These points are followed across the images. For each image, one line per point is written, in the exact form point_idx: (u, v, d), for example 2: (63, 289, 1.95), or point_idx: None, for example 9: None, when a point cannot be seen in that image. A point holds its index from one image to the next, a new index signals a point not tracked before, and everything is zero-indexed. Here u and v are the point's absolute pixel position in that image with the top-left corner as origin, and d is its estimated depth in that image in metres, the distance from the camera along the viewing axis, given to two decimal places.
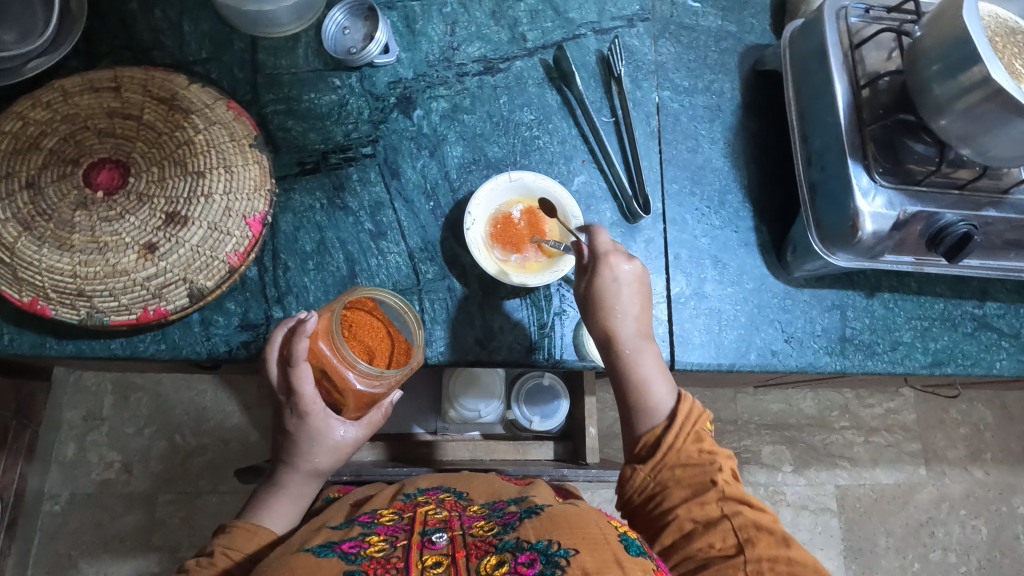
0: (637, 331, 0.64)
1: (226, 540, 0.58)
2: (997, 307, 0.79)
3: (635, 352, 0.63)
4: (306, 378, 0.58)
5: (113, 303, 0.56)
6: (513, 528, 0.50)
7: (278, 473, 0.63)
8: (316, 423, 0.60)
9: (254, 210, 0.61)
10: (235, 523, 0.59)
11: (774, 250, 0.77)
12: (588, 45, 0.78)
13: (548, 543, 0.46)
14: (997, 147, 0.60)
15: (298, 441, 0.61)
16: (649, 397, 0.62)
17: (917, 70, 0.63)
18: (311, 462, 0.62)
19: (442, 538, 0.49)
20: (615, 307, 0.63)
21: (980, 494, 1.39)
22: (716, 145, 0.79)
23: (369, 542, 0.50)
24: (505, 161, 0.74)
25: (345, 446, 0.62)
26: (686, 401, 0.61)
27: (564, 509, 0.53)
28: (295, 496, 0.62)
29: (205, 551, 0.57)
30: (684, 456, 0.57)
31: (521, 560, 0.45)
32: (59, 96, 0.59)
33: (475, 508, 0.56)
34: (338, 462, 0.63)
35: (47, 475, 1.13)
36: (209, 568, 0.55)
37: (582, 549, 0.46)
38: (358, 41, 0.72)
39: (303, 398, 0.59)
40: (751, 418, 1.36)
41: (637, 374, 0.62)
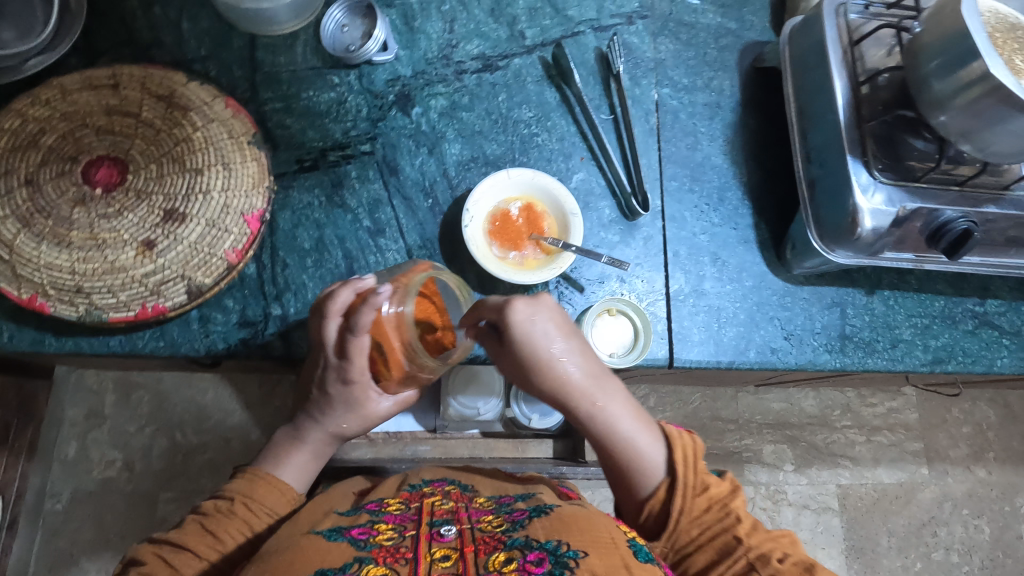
0: (580, 368, 0.59)
1: (246, 488, 0.57)
2: (998, 305, 0.78)
3: (598, 407, 0.59)
4: (363, 347, 0.58)
5: (111, 300, 0.56)
6: (521, 526, 0.50)
7: (304, 429, 0.64)
8: (357, 391, 0.62)
9: (252, 207, 0.60)
10: (253, 471, 0.59)
11: (774, 247, 0.77)
12: (587, 42, 0.78)
13: (557, 544, 0.47)
14: (997, 143, 0.60)
15: (334, 405, 0.62)
16: (637, 452, 0.58)
17: (917, 66, 0.63)
18: (340, 427, 0.63)
19: (451, 531, 0.49)
20: (553, 358, 0.58)
21: (983, 493, 1.38)
22: (715, 142, 0.79)
23: (378, 529, 0.50)
24: (504, 158, 0.74)
25: (376, 415, 0.65)
26: (674, 442, 0.59)
27: (574, 510, 0.53)
28: (315, 454, 0.64)
29: (223, 494, 0.57)
30: (694, 515, 0.56)
31: (529, 559, 0.45)
32: (58, 93, 0.59)
33: (482, 501, 0.56)
34: (362, 430, 0.66)
35: (49, 473, 1.13)
36: (230, 516, 0.55)
37: (591, 551, 0.46)
38: (357, 39, 0.72)
39: (353, 365, 0.60)
40: (752, 417, 1.36)
41: (611, 430, 0.59)
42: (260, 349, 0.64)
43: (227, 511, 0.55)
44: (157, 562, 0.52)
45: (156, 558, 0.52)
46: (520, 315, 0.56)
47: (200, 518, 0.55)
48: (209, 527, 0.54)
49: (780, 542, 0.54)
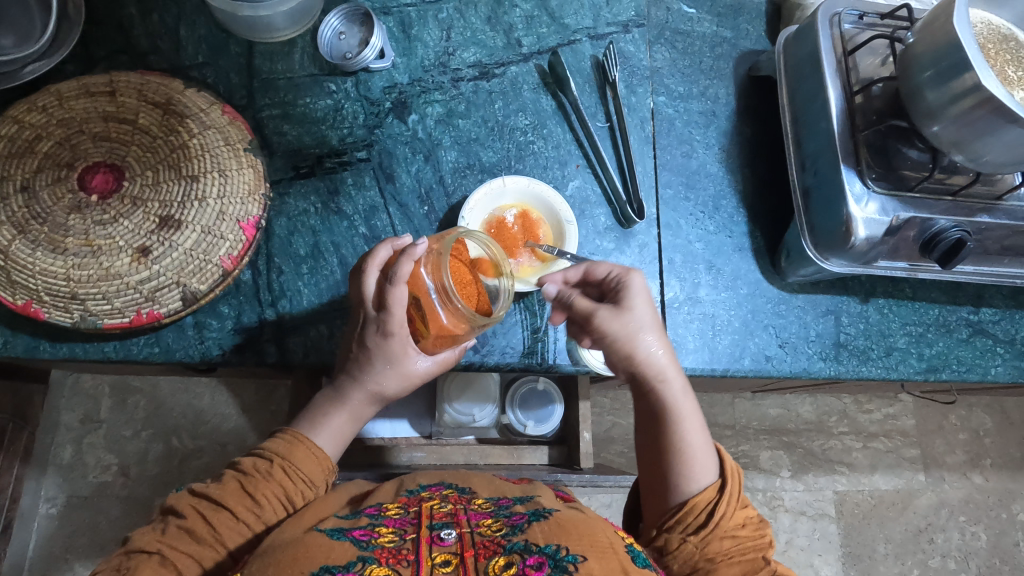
0: (668, 359, 0.59)
1: (284, 451, 0.56)
2: (992, 313, 0.79)
3: (676, 397, 0.59)
4: (400, 301, 0.56)
5: (106, 306, 0.56)
6: (521, 530, 0.49)
7: (343, 388, 0.61)
8: (395, 348, 0.59)
9: (247, 214, 0.61)
10: (293, 432, 0.58)
11: (769, 255, 0.77)
12: (583, 50, 0.78)
13: (556, 548, 0.47)
14: (990, 153, 0.60)
15: (373, 360, 0.60)
16: (692, 451, 0.57)
17: (909, 77, 0.63)
18: (380, 385, 0.60)
19: (451, 535, 0.49)
20: (653, 333, 0.58)
21: (980, 500, 1.38)
22: (710, 150, 0.80)
23: (379, 532, 0.49)
24: (500, 165, 0.74)
25: (415, 375, 0.62)
26: (726, 458, 0.59)
27: (572, 514, 0.53)
28: (352, 416, 0.61)
29: (262, 453, 0.56)
30: (733, 528, 0.54)
31: (529, 563, 0.45)
32: (55, 100, 0.59)
33: (480, 504, 0.55)
34: (403, 391, 0.62)
35: (44, 478, 1.13)
36: (267, 478, 0.54)
37: (589, 556, 0.47)
38: (354, 46, 0.72)
39: (391, 318, 0.57)
40: (749, 423, 1.36)
41: (676, 423, 0.58)
42: (254, 356, 0.64)
43: (264, 472, 0.54)
44: (195, 516, 0.51)
45: (194, 512, 0.52)
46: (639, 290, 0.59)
47: (238, 476, 0.54)
48: (246, 488, 0.53)
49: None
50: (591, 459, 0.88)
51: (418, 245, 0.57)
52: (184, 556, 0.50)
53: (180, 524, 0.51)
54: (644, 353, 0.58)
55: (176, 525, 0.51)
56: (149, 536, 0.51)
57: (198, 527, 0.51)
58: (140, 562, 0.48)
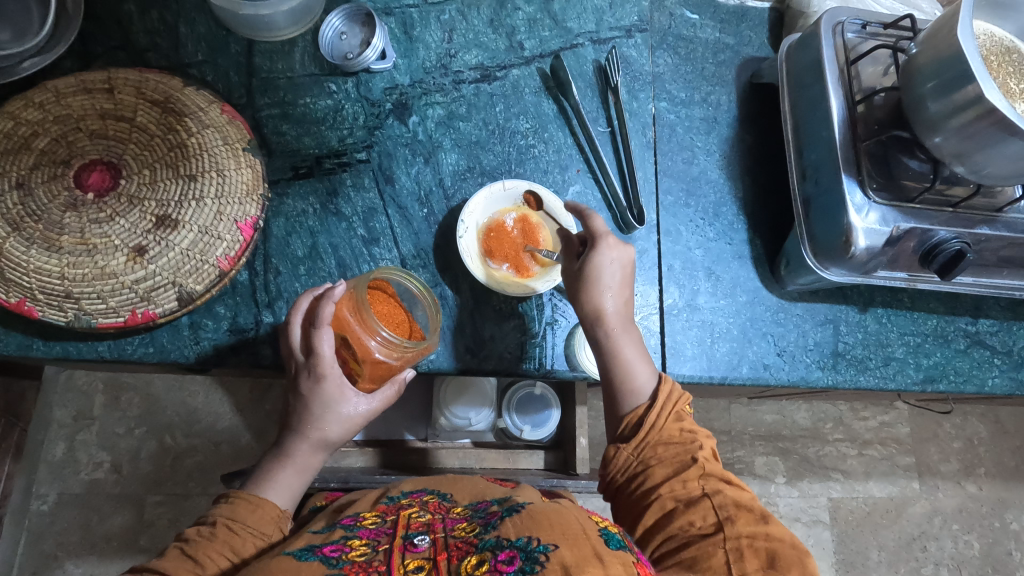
0: (616, 303, 0.62)
1: (227, 511, 0.55)
2: (990, 324, 0.79)
3: (616, 335, 0.62)
4: (328, 342, 0.57)
5: (100, 305, 0.56)
6: (494, 527, 0.49)
7: (287, 442, 0.60)
8: (331, 390, 0.59)
9: (246, 215, 0.60)
10: (238, 494, 0.57)
11: (769, 264, 0.77)
12: (586, 54, 0.78)
13: (527, 540, 0.46)
14: (991, 166, 0.60)
15: (310, 407, 0.59)
16: (633, 380, 0.61)
17: (912, 87, 0.63)
18: (323, 430, 0.59)
19: (424, 541, 0.49)
20: (602, 282, 0.62)
21: (973, 509, 1.38)
22: (711, 157, 0.79)
23: (351, 545, 0.50)
24: (500, 169, 0.74)
25: (357, 417, 0.61)
26: (668, 384, 0.60)
27: (545, 506, 0.52)
28: (299, 468, 0.60)
29: (206, 519, 0.55)
30: (665, 435, 0.56)
31: (500, 559, 0.45)
32: (52, 97, 0.58)
33: (458, 511, 0.55)
34: (347, 435, 0.61)
35: (36, 474, 1.12)
36: (211, 540, 0.53)
37: (561, 544, 0.46)
38: (355, 47, 0.72)
39: (321, 360, 0.58)
40: (745, 429, 1.36)
41: (618, 356, 0.61)
42: (249, 356, 0.64)
43: (209, 534, 0.53)
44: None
45: None
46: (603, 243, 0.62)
47: (181, 544, 0.53)
48: (190, 553, 0.51)
49: (742, 494, 0.53)
50: (588, 465, 0.88)
51: (337, 287, 0.58)
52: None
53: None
54: (590, 299, 0.62)
55: None
56: None
57: None
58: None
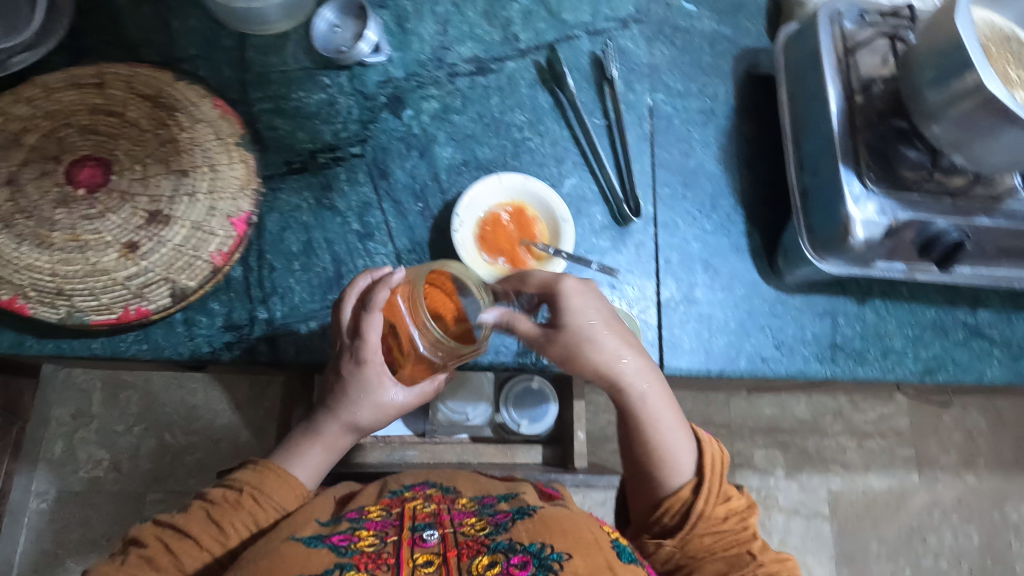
0: (628, 359, 0.61)
1: (255, 480, 0.56)
2: (989, 315, 0.78)
3: (640, 400, 0.61)
4: (377, 327, 0.58)
5: (93, 302, 0.55)
6: (505, 529, 0.50)
7: (319, 420, 0.62)
8: (371, 375, 0.60)
9: (238, 210, 0.60)
10: (265, 463, 0.58)
11: (766, 255, 0.77)
12: (582, 46, 0.77)
13: (541, 547, 0.47)
14: (990, 155, 0.59)
15: (348, 389, 0.60)
16: (672, 448, 0.61)
17: (911, 77, 0.62)
18: (354, 414, 0.61)
19: (434, 536, 0.49)
20: (599, 340, 0.60)
21: (973, 500, 1.39)
22: (708, 149, 0.79)
23: (359, 535, 0.50)
24: (496, 162, 0.73)
25: (391, 406, 0.62)
26: (706, 453, 0.61)
27: (555, 510, 0.54)
28: (327, 448, 0.61)
29: (233, 483, 0.57)
30: (711, 525, 0.58)
31: (513, 562, 0.46)
32: (42, 92, 0.58)
33: (464, 503, 0.56)
34: (378, 423, 0.62)
35: (35, 473, 1.12)
36: (235, 508, 0.55)
37: (574, 554, 0.47)
38: (348, 40, 0.71)
39: (366, 345, 0.59)
40: (744, 422, 1.36)
41: (655, 426, 0.61)
42: (245, 351, 0.63)
43: (234, 502, 0.55)
44: (158, 546, 0.52)
45: (157, 541, 0.52)
46: (572, 300, 0.59)
47: (206, 505, 0.55)
48: (213, 517, 0.54)
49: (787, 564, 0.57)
50: (585, 459, 0.87)
51: (396, 274, 0.59)
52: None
53: (142, 552, 0.52)
54: (596, 363, 0.60)
55: (137, 554, 0.51)
56: (106, 567, 0.51)
57: (159, 556, 0.51)
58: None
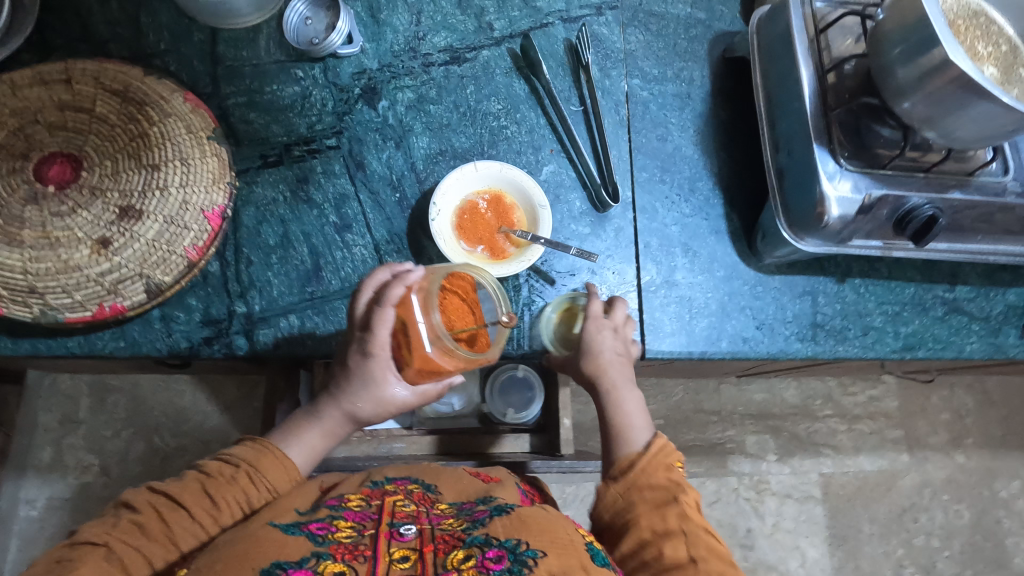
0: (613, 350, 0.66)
1: (252, 458, 0.57)
2: (967, 291, 0.79)
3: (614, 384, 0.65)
4: (387, 323, 0.58)
5: (66, 299, 0.55)
6: (482, 524, 0.51)
7: (320, 406, 0.61)
8: (375, 368, 0.59)
9: (212, 203, 0.59)
10: (263, 440, 0.58)
11: (745, 237, 0.77)
12: (556, 33, 0.77)
13: (516, 543, 0.48)
14: (960, 129, 0.60)
15: (351, 379, 0.59)
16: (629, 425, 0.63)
17: (880, 54, 0.63)
18: (354, 406, 0.60)
19: (411, 531, 0.50)
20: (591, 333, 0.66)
21: (963, 479, 1.40)
22: (685, 133, 0.79)
23: (337, 526, 0.50)
24: (473, 151, 0.73)
25: (391, 403, 0.60)
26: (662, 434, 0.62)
27: (534, 510, 0.54)
28: (325, 433, 0.61)
29: (229, 457, 0.57)
30: (650, 477, 0.58)
31: (488, 556, 0.47)
32: (7, 89, 0.57)
33: (443, 507, 0.56)
34: (377, 417, 0.61)
35: (23, 480, 1.11)
36: (230, 483, 0.54)
37: (550, 552, 0.48)
38: (321, 31, 0.71)
39: (374, 338, 0.58)
40: (735, 408, 1.36)
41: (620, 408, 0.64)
42: (224, 346, 0.63)
43: (229, 477, 0.55)
44: (151, 511, 0.52)
45: (150, 508, 0.52)
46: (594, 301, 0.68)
47: (202, 478, 0.55)
48: (207, 490, 0.54)
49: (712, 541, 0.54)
50: (572, 446, 0.88)
51: (414, 272, 0.59)
52: (131, 551, 0.50)
53: (134, 517, 0.52)
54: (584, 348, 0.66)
55: (129, 519, 0.51)
56: (98, 528, 0.51)
57: (150, 522, 0.51)
58: (84, 553, 0.49)
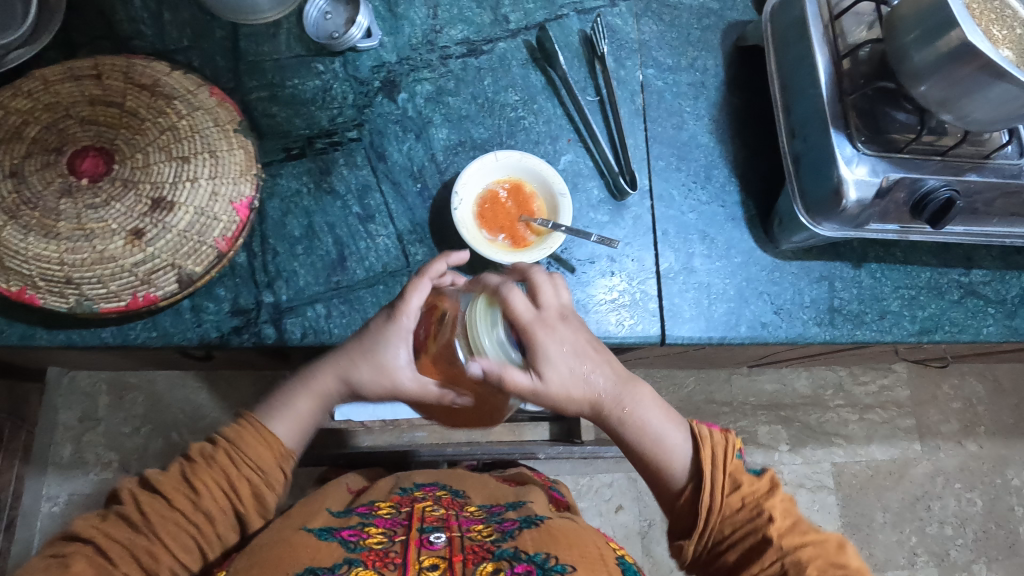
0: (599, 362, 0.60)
1: (232, 436, 0.57)
2: (983, 275, 0.80)
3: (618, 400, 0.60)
4: (420, 292, 0.58)
5: (102, 290, 0.56)
6: (511, 536, 0.53)
7: (319, 368, 0.60)
8: (388, 331, 0.58)
9: (240, 194, 0.60)
10: (246, 417, 0.58)
11: (761, 224, 0.78)
12: (571, 25, 0.78)
13: (545, 557, 0.49)
14: (976, 111, 0.60)
15: (360, 338, 0.59)
16: (667, 441, 0.60)
17: (895, 39, 0.63)
18: (355, 365, 0.58)
19: (440, 540, 0.52)
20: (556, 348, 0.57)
21: (974, 467, 1.40)
22: (700, 122, 0.80)
23: (369, 533, 0.54)
24: (491, 142, 0.74)
25: (392, 379, 0.58)
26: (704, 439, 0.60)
27: (562, 524, 0.57)
28: (317, 397, 0.60)
29: (212, 437, 0.57)
30: (725, 514, 0.56)
31: (517, 570, 0.48)
32: (40, 85, 0.58)
33: (472, 510, 0.60)
34: (373, 387, 0.58)
35: (45, 477, 1.13)
36: (209, 465, 0.55)
37: (579, 567, 0.50)
38: (341, 25, 0.72)
39: (405, 302, 0.58)
40: (746, 399, 1.37)
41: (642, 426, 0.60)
42: (252, 336, 0.64)
43: (209, 458, 0.55)
44: (131, 504, 0.53)
45: (133, 500, 0.53)
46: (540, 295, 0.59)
47: (184, 462, 0.56)
48: (188, 474, 0.54)
49: (817, 544, 0.54)
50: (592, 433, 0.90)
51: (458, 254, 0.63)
52: (117, 546, 0.51)
53: (119, 511, 0.53)
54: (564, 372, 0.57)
55: (117, 511, 0.53)
56: (86, 522, 0.52)
57: (133, 513, 0.53)
58: (75, 550, 0.50)
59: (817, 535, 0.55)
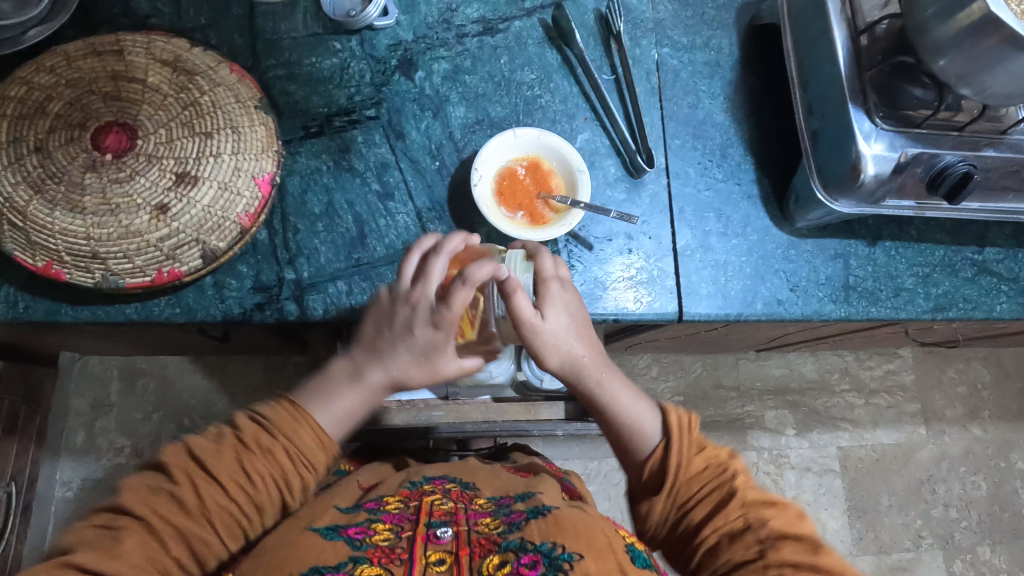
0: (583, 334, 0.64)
1: (287, 430, 0.57)
2: (996, 253, 0.80)
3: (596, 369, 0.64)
4: (438, 272, 0.60)
5: (127, 265, 0.57)
6: (518, 527, 0.53)
7: (363, 364, 0.62)
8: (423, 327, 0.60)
9: (262, 169, 0.60)
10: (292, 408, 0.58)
11: (777, 202, 0.78)
12: (586, 4, 0.78)
13: (551, 546, 0.49)
14: (995, 84, 0.61)
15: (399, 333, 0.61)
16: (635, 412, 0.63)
17: (914, 14, 0.63)
18: (400, 363, 0.61)
19: (446, 533, 0.53)
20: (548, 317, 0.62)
21: (979, 451, 1.41)
22: (715, 101, 0.80)
23: (375, 529, 0.54)
24: (508, 120, 0.74)
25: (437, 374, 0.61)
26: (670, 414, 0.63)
27: (571, 513, 0.56)
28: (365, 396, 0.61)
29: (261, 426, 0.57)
30: (690, 473, 0.59)
31: (524, 562, 0.48)
32: (62, 60, 0.58)
33: (480, 503, 0.60)
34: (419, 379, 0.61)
35: (59, 462, 1.14)
36: (266, 457, 0.55)
37: (586, 555, 0.50)
38: (358, 3, 0.71)
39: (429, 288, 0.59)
40: (753, 384, 1.38)
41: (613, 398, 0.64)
42: (273, 312, 0.65)
43: (260, 448, 0.55)
44: (186, 483, 0.53)
45: (187, 480, 0.53)
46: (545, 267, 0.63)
47: (237, 447, 0.55)
48: (241, 463, 0.54)
49: (777, 507, 0.56)
50: None
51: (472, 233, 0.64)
52: (170, 527, 0.51)
53: (167, 493, 0.52)
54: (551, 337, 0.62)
55: (165, 491, 0.53)
56: (139, 496, 0.52)
57: (186, 493, 0.52)
58: (129, 525, 0.50)
59: (775, 500, 0.57)
